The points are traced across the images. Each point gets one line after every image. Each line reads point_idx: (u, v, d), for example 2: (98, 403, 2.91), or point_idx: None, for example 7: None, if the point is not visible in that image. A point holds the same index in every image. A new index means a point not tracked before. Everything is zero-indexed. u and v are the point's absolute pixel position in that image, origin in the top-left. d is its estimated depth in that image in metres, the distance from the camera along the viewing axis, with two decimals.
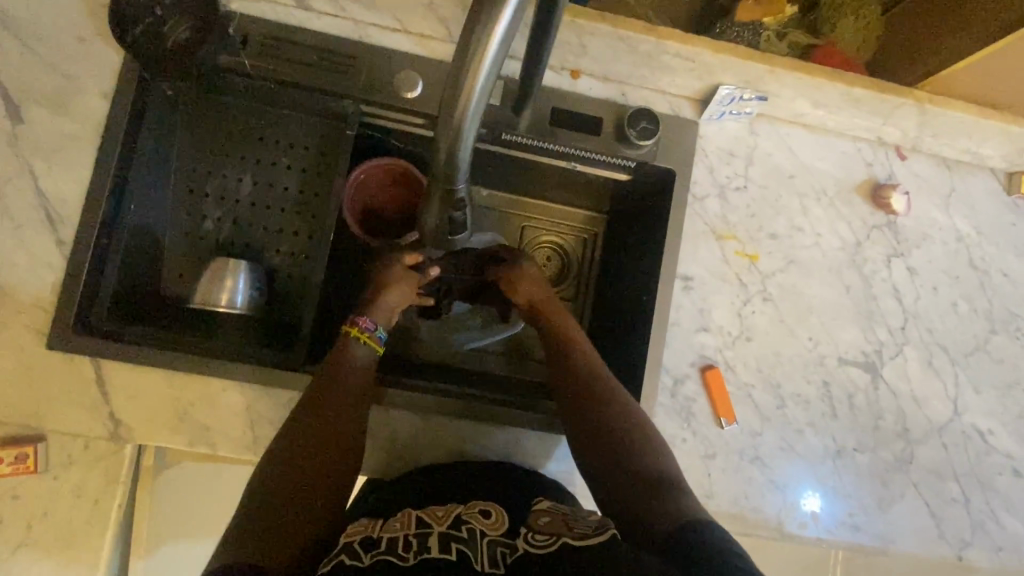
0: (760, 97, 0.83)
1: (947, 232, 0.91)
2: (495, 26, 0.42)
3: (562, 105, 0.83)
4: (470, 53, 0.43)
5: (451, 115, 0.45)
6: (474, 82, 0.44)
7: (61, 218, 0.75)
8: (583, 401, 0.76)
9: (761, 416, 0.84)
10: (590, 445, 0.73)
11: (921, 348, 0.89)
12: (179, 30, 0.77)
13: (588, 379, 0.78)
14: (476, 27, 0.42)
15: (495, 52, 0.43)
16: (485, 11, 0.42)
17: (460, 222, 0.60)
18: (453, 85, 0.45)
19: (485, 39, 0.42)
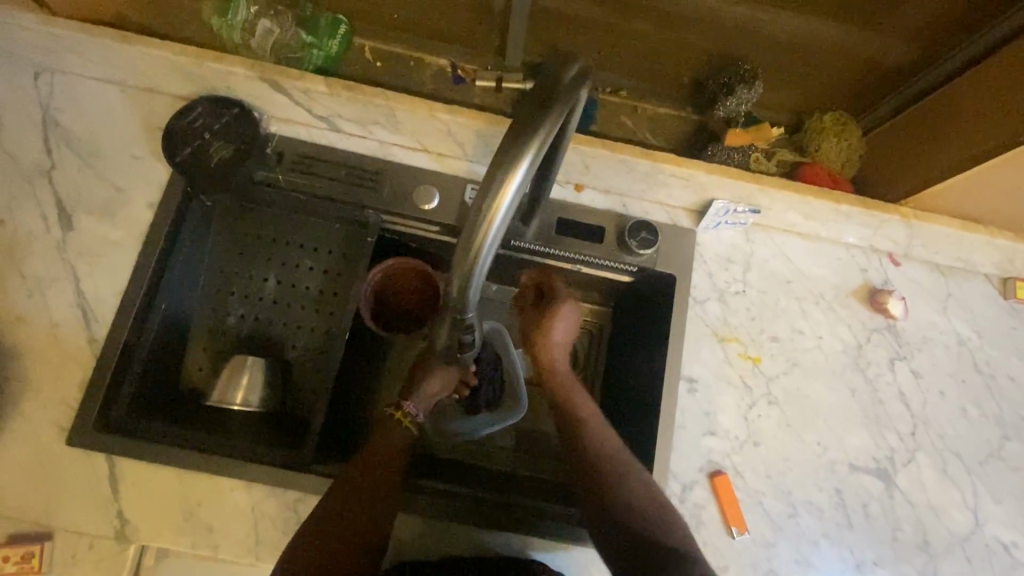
0: (753, 211, 0.88)
1: (947, 335, 0.93)
2: (502, 199, 0.46)
3: (566, 215, 0.90)
4: (484, 211, 0.46)
5: (468, 246, 0.47)
6: (488, 228, 0.46)
7: (96, 317, 0.80)
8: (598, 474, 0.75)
9: (774, 525, 0.82)
10: (603, 520, 0.72)
11: (934, 455, 0.88)
12: (222, 150, 0.84)
13: (605, 454, 0.77)
14: (498, 169, 0.46)
15: (508, 206, 0.46)
16: (498, 174, 0.46)
17: (471, 342, 0.61)
18: (472, 219, 0.47)
19: (507, 178, 0.46)
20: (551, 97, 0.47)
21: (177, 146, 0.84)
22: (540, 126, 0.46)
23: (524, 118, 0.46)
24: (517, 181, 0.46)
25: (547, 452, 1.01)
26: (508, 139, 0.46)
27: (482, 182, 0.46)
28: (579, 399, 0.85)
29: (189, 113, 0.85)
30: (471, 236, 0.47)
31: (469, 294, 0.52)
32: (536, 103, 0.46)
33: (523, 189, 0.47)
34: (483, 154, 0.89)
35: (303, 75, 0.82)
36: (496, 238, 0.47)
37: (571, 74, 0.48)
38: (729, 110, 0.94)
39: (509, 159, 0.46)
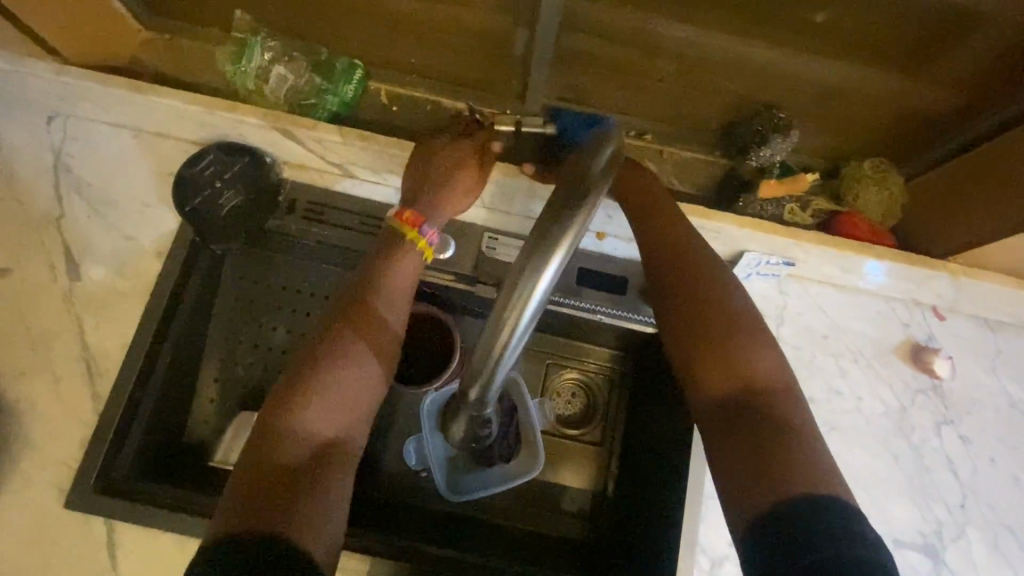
0: (788, 263, 0.83)
1: (998, 398, 0.86)
2: (530, 295, 0.42)
3: (588, 265, 0.87)
4: (508, 313, 0.43)
5: (488, 345, 0.43)
6: (510, 326, 0.43)
7: (100, 371, 0.77)
8: (723, 393, 0.59)
9: None
10: (724, 438, 0.57)
11: (986, 530, 0.81)
12: (233, 198, 0.82)
13: (737, 365, 0.60)
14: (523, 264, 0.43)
15: (536, 302, 0.43)
16: (526, 268, 0.42)
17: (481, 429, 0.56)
18: (495, 315, 0.43)
19: (536, 273, 0.42)
20: (581, 190, 0.44)
21: (188, 194, 0.82)
22: (569, 222, 0.43)
23: (552, 214, 0.43)
24: (544, 279, 0.43)
25: (566, 508, 0.96)
26: (535, 235, 0.43)
27: (507, 281, 0.43)
28: (718, 293, 0.65)
29: (200, 160, 0.82)
30: (493, 337, 0.44)
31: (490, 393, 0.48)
32: (562, 199, 0.44)
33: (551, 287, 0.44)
34: (501, 203, 0.86)
35: (316, 124, 0.79)
36: (519, 341, 0.44)
37: (600, 165, 0.45)
38: (761, 159, 0.89)
39: (535, 257, 0.43)
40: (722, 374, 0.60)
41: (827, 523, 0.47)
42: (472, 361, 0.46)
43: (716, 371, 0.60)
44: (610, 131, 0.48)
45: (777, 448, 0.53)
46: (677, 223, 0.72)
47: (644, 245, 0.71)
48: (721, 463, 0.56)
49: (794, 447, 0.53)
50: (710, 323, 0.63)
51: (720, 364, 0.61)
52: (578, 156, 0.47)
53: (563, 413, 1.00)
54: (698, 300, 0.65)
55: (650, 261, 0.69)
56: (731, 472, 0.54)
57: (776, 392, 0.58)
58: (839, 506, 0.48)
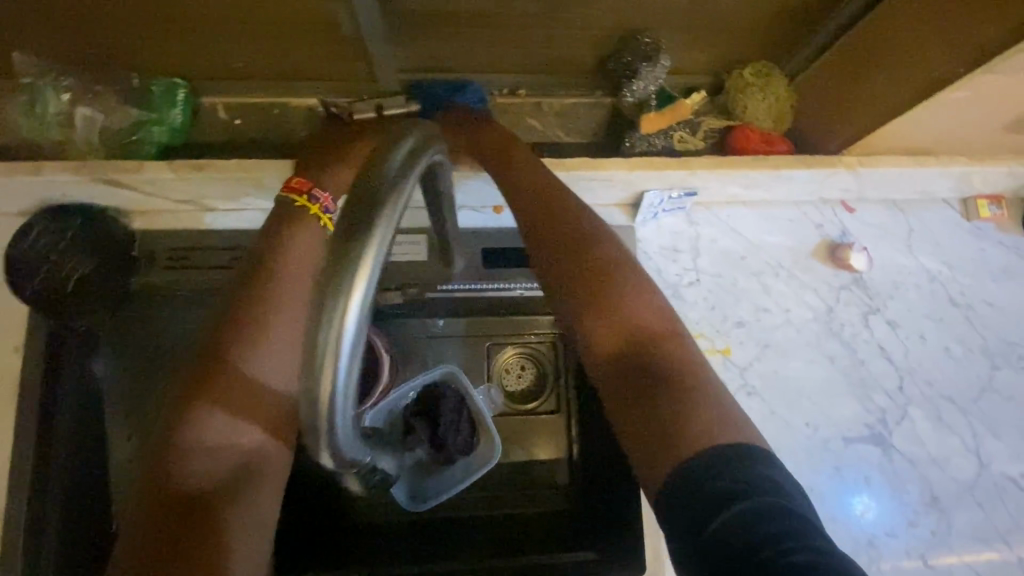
0: (689, 193, 0.79)
1: (918, 275, 0.87)
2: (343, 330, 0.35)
3: (490, 243, 0.83)
4: (322, 357, 0.35)
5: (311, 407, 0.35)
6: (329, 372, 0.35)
7: None
8: (612, 350, 0.57)
9: None
10: (623, 395, 0.54)
11: (926, 405, 0.83)
12: (75, 268, 0.72)
13: (624, 312, 0.58)
14: (326, 300, 0.35)
15: (353, 336, 0.35)
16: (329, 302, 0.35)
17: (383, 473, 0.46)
18: (308, 365, 0.35)
19: (341, 307, 0.35)
20: (368, 215, 0.37)
21: (24, 277, 0.71)
22: (358, 259, 0.35)
23: (341, 238, 0.36)
24: (353, 311, 0.35)
25: (540, 485, 0.90)
26: (329, 264, 0.36)
27: (308, 329, 0.36)
28: (591, 244, 0.62)
29: (27, 235, 0.72)
30: (315, 395, 0.35)
31: (357, 464, 0.40)
32: (342, 226, 0.36)
33: (366, 320, 0.36)
34: None
35: (142, 165, 0.69)
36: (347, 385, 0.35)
37: (396, 166, 0.39)
38: (636, 92, 0.84)
39: (327, 312, 0.35)
40: (612, 330, 0.57)
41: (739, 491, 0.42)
42: (302, 421, 0.37)
43: (605, 328, 0.58)
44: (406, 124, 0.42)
45: (682, 392, 0.52)
46: (538, 174, 0.68)
47: (516, 208, 0.67)
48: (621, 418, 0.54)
49: (697, 388, 0.52)
50: (593, 280, 0.60)
51: (606, 320, 0.58)
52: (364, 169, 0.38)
53: (514, 389, 0.92)
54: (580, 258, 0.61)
55: (526, 225, 0.65)
56: (633, 426, 0.52)
57: (662, 337, 0.57)
58: (753, 453, 0.45)
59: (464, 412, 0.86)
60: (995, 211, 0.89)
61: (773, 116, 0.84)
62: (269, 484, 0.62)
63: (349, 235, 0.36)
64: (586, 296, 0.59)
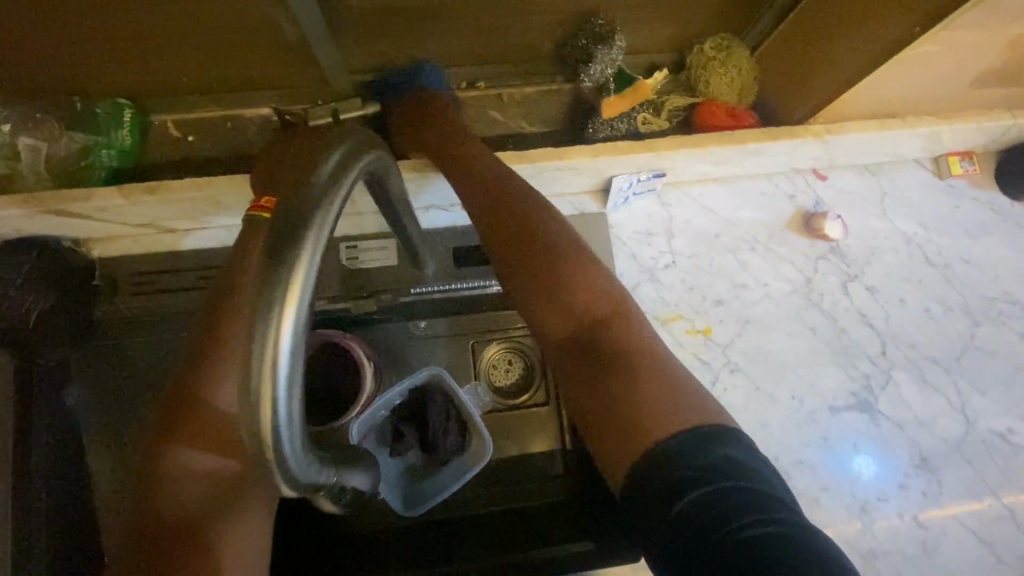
0: (658, 175, 0.77)
1: (894, 238, 0.87)
2: (277, 354, 0.34)
3: (462, 241, 0.81)
4: (258, 387, 0.34)
5: (254, 438, 0.34)
6: (267, 400, 0.34)
7: None
8: (561, 335, 0.58)
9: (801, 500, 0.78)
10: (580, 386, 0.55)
11: (910, 367, 0.84)
12: (35, 302, 0.68)
13: (575, 298, 0.58)
14: (257, 324, 0.34)
15: (289, 360, 0.34)
16: (258, 327, 0.34)
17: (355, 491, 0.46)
18: (246, 395, 0.34)
19: (274, 332, 0.34)
20: (290, 238, 0.35)
21: None
22: (283, 284, 0.34)
23: (268, 258, 0.34)
24: (287, 334, 0.34)
25: (534, 479, 0.90)
26: (258, 287, 0.35)
27: (242, 355, 0.34)
28: (541, 232, 0.62)
29: None
30: (255, 426, 0.34)
31: (317, 488, 0.39)
32: (268, 246, 0.35)
33: (304, 342, 0.35)
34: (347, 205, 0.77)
35: (91, 192, 0.66)
36: (292, 412, 0.34)
37: (326, 175, 0.37)
38: (594, 76, 0.82)
39: (257, 342, 0.34)
40: (562, 315, 0.58)
41: (746, 507, 0.40)
42: (250, 452, 0.35)
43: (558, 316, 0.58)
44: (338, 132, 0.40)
45: (634, 378, 0.53)
46: (485, 164, 0.68)
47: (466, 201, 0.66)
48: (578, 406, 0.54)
49: (650, 373, 0.53)
50: (542, 268, 0.60)
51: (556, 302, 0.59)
52: (287, 189, 0.37)
53: (502, 384, 0.92)
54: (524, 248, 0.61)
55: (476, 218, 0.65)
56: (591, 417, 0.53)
57: (610, 315, 0.57)
58: (704, 440, 0.45)
59: (453, 412, 0.83)
60: (967, 168, 0.89)
61: (738, 90, 0.83)
62: (252, 501, 0.60)
63: (274, 256, 0.35)
64: (540, 285, 0.60)
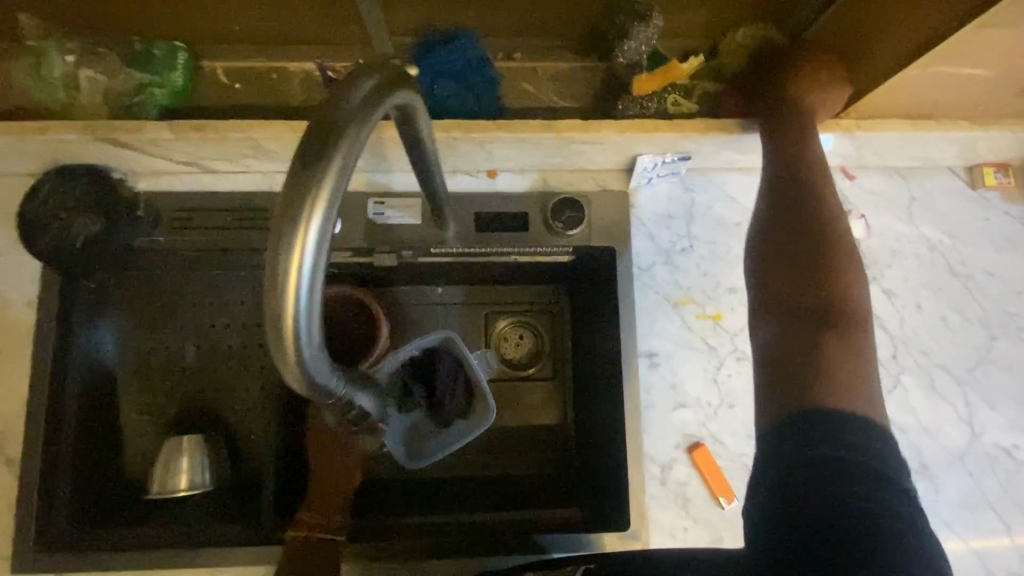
0: (682, 158, 0.79)
1: (917, 244, 0.86)
2: (299, 263, 0.37)
3: (482, 209, 0.81)
4: (281, 295, 0.37)
5: (277, 340, 0.37)
6: (291, 306, 0.37)
7: (5, 437, 0.74)
8: (808, 291, 0.70)
9: None
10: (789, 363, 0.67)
11: (919, 374, 0.83)
12: (87, 224, 0.75)
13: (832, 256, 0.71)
14: (283, 234, 0.37)
15: (311, 271, 0.37)
16: (284, 238, 0.37)
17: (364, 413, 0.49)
18: (271, 300, 0.37)
19: (297, 243, 0.37)
20: (318, 158, 0.37)
21: (36, 234, 0.75)
22: (311, 192, 0.37)
23: (296, 175, 0.37)
24: (309, 247, 0.37)
25: (532, 449, 0.92)
26: (285, 202, 0.37)
27: (269, 264, 0.37)
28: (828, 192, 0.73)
29: (38, 195, 0.75)
30: (278, 329, 0.37)
31: (327, 394, 0.42)
32: (297, 166, 0.37)
33: (324, 257, 0.38)
34: (376, 163, 0.80)
35: (141, 124, 0.71)
36: (311, 319, 0.37)
37: (356, 102, 0.39)
38: (629, 54, 0.82)
39: (285, 245, 0.37)
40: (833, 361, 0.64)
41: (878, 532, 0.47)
42: (272, 354, 0.39)
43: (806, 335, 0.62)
44: (372, 63, 0.42)
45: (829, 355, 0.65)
46: (819, 100, 0.75)
47: (782, 134, 0.74)
48: (774, 382, 0.67)
49: (838, 351, 0.66)
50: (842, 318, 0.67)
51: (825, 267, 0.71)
52: (320, 109, 0.39)
53: (511, 357, 0.94)
54: (823, 263, 0.71)
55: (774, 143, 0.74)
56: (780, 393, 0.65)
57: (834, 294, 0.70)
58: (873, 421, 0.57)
59: (461, 377, 0.87)
60: (1001, 179, 0.87)
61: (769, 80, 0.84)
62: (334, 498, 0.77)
63: (302, 174, 0.37)
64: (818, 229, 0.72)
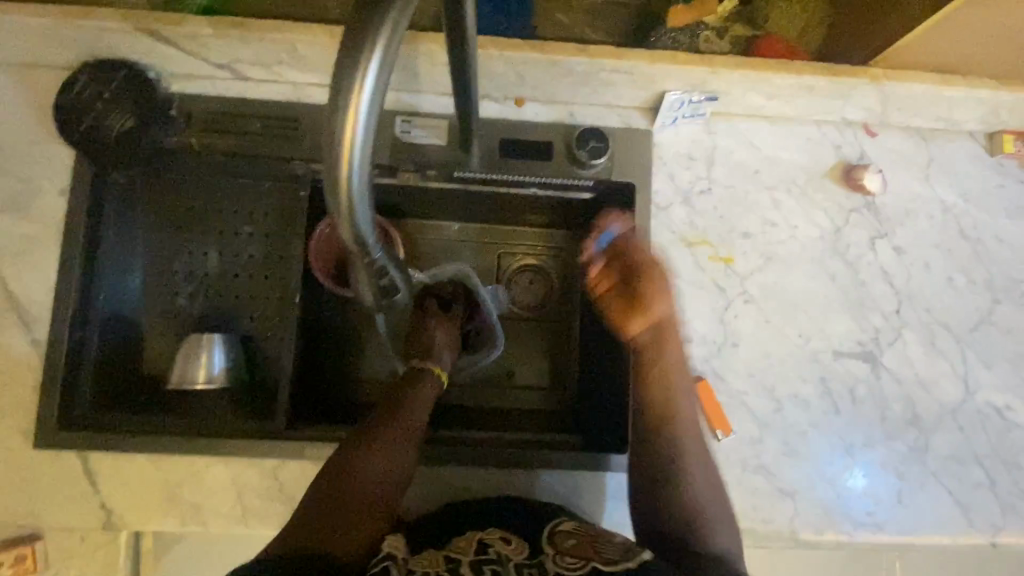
0: (710, 97, 0.80)
1: (931, 204, 0.87)
2: (354, 114, 0.41)
3: (509, 134, 0.82)
4: (338, 141, 0.42)
5: (332, 185, 0.43)
6: (346, 155, 0.42)
7: (32, 319, 0.77)
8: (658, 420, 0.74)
9: (785, 428, 0.82)
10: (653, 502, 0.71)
11: (921, 329, 0.85)
12: (121, 119, 0.77)
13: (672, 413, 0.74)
14: (341, 85, 0.41)
15: (365, 123, 0.42)
16: (342, 88, 0.41)
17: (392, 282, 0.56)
18: (329, 148, 0.42)
19: (354, 93, 0.41)
20: (375, 14, 0.40)
21: (72, 123, 0.77)
22: (368, 43, 0.40)
23: (354, 30, 0.40)
24: (364, 98, 0.41)
25: (535, 383, 0.94)
26: (343, 56, 0.41)
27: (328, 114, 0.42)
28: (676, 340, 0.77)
29: (75, 85, 0.77)
30: (333, 174, 0.43)
31: (366, 245, 0.48)
32: (355, 21, 0.41)
33: (376, 111, 0.42)
34: (407, 81, 0.82)
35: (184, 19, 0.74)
36: (362, 168, 0.43)
37: None
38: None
39: (343, 96, 0.41)
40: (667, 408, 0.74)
41: None
42: (326, 199, 0.45)
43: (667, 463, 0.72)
44: None
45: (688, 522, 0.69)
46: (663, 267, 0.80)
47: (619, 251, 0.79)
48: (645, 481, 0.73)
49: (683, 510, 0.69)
50: (672, 360, 0.76)
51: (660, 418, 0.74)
52: None
53: (520, 297, 0.97)
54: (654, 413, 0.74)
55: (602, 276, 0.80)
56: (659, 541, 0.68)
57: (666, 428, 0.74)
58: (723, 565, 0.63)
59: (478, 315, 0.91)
60: (1021, 147, 0.88)
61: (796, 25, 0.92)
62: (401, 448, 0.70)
63: (361, 28, 0.41)
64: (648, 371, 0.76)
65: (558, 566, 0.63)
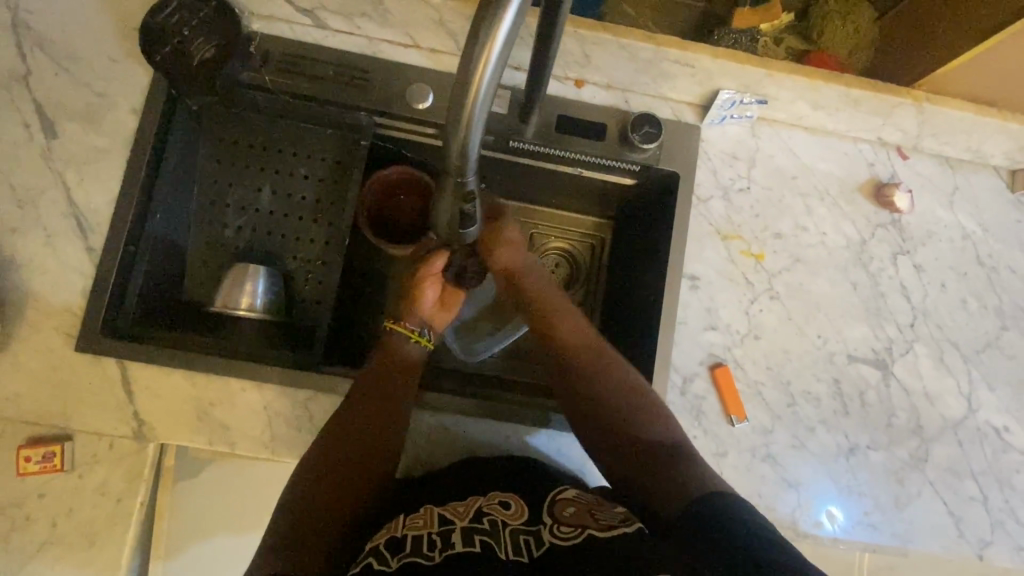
0: (760, 101, 0.86)
1: (952, 229, 0.92)
2: (495, 38, 0.45)
3: (565, 112, 0.87)
4: (474, 61, 0.46)
5: (461, 105, 0.48)
6: (481, 77, 0.46)
7: (90, 227, 0.79)
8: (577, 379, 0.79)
9: (795, 421, 0.85)
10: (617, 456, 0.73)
11: (932, 344, 0.89)
12: (203, 47, 0.79)
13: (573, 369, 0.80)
14: (488, 9, 0.44)
15: (501, 48, 0.46)
16: (489, 11, 0.44)
17: (471, 215, 0.62)
18: (464, 68, 0.46)
19: (499, 16, 0.44)
20: None
21: (156, 44, 0.79)
22: None
23: None
24: (506, 23, 0.45)
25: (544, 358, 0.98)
26: None
27: (468, 35, 0.46)
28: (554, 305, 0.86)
29: (164, 8, 0.79)
30: (463, 92, 0.47)
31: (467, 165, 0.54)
32: None
33: (511, 38, 0.46)
34: None
35: None
36: (489, 91, 0.47)
37: None
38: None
39: (489, 19, 0.44)
40: (570, 382, 0.79)
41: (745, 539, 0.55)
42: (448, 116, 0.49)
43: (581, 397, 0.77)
44: None
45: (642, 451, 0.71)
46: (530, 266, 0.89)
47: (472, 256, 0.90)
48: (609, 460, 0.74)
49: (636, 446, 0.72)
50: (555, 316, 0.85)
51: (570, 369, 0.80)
52: None
53: None
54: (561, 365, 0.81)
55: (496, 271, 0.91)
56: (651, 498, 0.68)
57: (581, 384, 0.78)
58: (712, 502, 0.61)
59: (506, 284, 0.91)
60: None
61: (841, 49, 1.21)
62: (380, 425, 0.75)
63: None
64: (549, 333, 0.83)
65: (555, 536, 0.65)
